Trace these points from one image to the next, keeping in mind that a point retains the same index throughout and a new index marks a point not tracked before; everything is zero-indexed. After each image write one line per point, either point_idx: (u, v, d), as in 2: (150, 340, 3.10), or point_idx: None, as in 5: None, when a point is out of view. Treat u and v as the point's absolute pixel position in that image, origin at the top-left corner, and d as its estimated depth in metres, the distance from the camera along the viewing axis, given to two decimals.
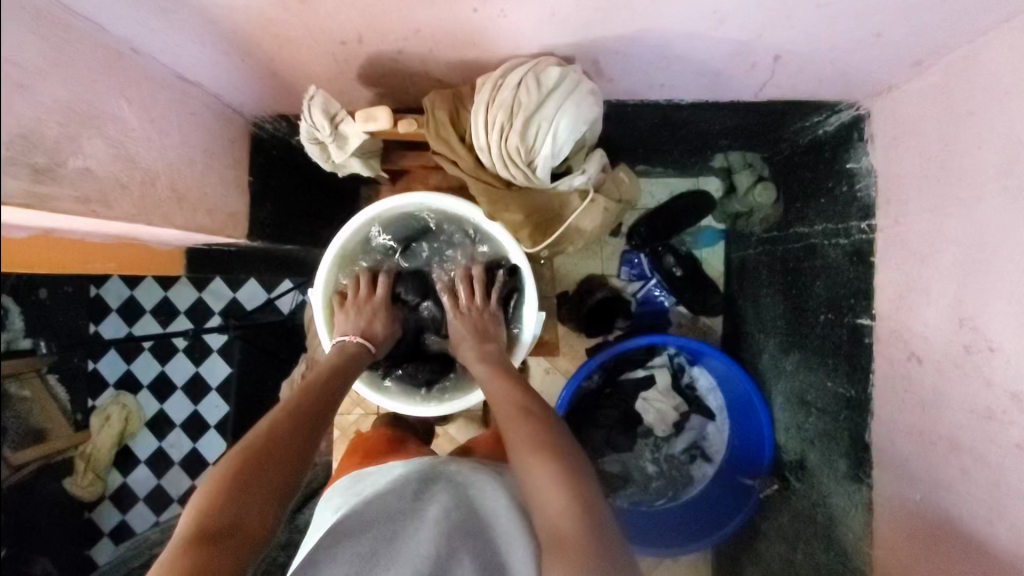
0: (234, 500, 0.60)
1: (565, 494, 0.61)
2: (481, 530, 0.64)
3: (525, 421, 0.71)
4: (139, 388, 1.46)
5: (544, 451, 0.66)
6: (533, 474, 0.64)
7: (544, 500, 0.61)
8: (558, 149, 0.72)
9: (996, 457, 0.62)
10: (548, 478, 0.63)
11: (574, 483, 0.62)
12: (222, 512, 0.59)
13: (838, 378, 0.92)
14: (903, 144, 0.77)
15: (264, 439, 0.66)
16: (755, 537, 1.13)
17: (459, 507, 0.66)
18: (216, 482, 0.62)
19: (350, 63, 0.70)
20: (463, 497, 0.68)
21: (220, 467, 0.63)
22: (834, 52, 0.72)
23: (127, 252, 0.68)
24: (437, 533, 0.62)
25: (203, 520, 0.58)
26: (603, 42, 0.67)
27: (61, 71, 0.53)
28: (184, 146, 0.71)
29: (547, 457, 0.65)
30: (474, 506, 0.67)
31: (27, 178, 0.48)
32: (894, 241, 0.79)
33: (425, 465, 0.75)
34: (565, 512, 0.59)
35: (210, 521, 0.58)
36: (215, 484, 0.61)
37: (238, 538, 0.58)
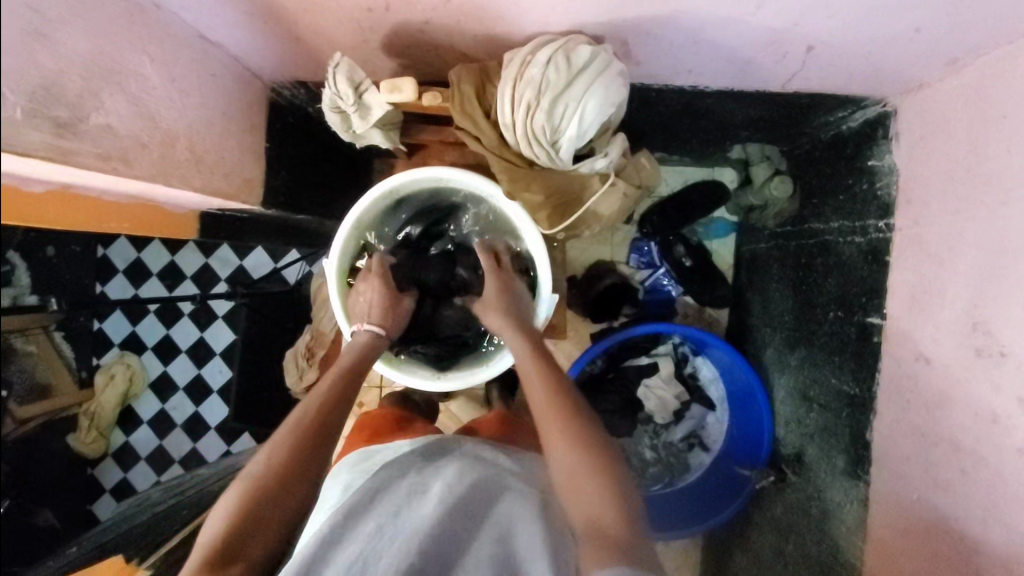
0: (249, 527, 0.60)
1: (581, 466, 0.63)
2: (495, 504, 0.65)
3: (547, 388, 0.72)
4: (144, 349, 1.47)
5: (566, 421, 0.68)
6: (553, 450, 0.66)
7: (568, 471, 0.63)
8: (583, 130, 0.71)
9: (997, 460, 0.63)
10: (570, 455, 0.64)
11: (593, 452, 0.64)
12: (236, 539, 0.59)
13: (842, 376, 0.93)
14: (929, 145, 0.76)
15: (277, 471, 0.64)
16: (745, 526, 1.16)
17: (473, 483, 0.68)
18: (229, 516, 0.61)
19: (375, 31, 0.69)
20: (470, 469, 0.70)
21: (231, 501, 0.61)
22: (868, 46, 0.70)
23: (142, 211, 0.67)
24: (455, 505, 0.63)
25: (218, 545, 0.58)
26: (634, 23, 0.66)
27: (84, 23, 0.52)
28: (204, 108, 0.70)
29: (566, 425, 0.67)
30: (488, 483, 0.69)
31: (50, 131, 0.48)
32: (912, 242, 0.79)
33: (432, 447, 0.78)
34: (591, 481, 0.61)
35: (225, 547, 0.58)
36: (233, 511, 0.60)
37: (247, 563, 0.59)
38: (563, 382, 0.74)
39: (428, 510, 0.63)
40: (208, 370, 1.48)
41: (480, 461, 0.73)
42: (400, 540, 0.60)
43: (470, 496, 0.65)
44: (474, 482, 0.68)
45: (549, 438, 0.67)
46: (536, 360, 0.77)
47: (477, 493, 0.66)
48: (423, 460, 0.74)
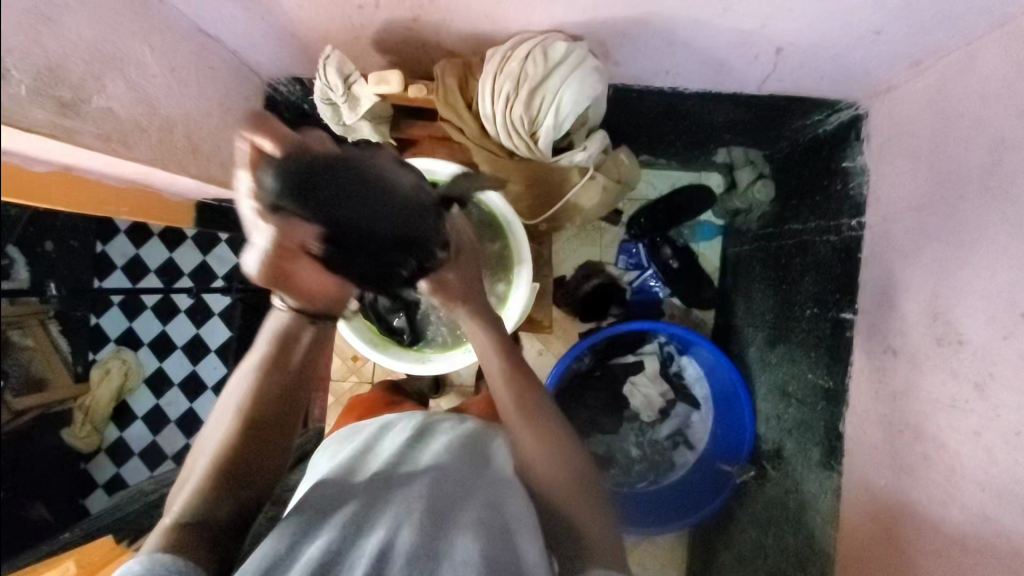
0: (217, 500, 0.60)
1: (576, 496, 0.69)
2: (471, 474, 0.68)
3: (531, 427, 0.71)
4: (139, 344, 1.47)
5: (551, 452, 0.70)
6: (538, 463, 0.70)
7: (556, 500, 0.68)
8: (560, 122, 0.75)
9: (956, 444, 0.65)
10: (560, 487, 0.69)
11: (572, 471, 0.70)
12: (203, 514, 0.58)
13: (818, 370, 0.95)
14: (898, 144, 0.79)
15: (230, 471, 0.61)
16: (727, 523, 1.18)
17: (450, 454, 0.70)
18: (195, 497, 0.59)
19: (366, 28, 0.73)
20: (457, 445, 0.73)
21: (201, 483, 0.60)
22: (834, 48, 0.74)
23: (139, 197, 0.70)
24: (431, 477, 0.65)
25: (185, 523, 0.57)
26: (612, 23, 0.69)
27: (89, 11, 0.55)
28: (201, 98, 0.73)
29: (546, 454, 0.70)
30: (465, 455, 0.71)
31: (54, 110, 0.51)
32: (880, 238, 0.82)
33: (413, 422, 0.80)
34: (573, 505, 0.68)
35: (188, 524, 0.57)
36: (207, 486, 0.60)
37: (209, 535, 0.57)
38: (541, 412, 0.73)
39: (415, 481, 0.65)
40: (204, 367, 1.52)
41: (467, 435, 0.76)
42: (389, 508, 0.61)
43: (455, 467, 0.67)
44: (460, 456, 0.70)
45: (535, 468, 0.70)
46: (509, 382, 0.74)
47: (463, 463, 0.69)
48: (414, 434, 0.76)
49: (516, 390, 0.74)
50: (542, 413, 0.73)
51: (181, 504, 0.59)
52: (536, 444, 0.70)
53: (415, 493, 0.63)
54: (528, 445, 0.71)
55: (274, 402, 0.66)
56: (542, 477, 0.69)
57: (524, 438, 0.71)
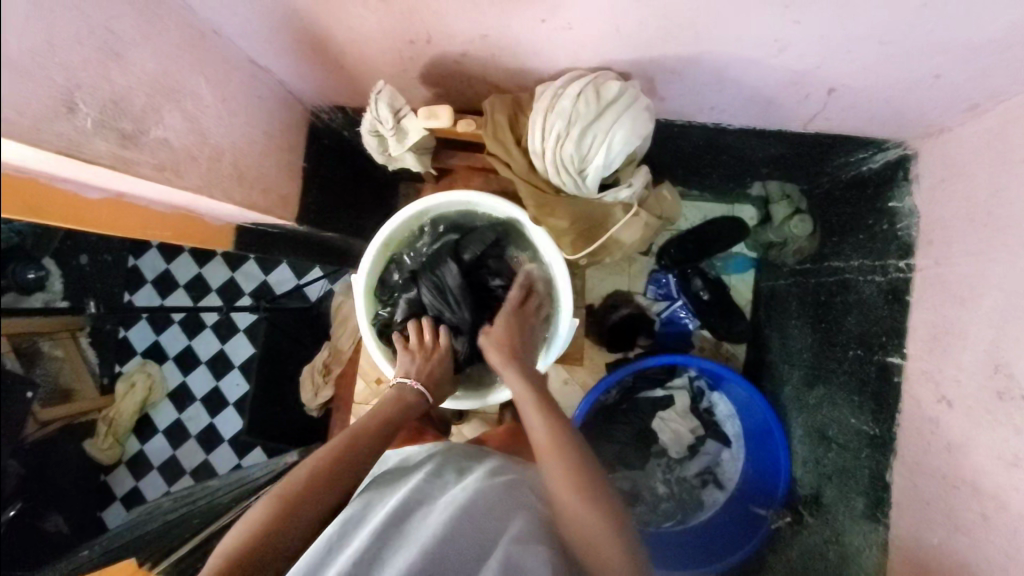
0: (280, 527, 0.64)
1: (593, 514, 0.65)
2: (489, 516, 0.67)
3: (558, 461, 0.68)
4: (165, 359, 1.52)
5: (585, 489, 0.67)
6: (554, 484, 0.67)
7: (583, 535, 0.65)
8: (609, 161, 0.73)
9: (1019, 505, 0.61)
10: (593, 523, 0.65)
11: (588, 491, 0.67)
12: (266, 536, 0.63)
13: (862, 416, 0.92)
14: (951, 187, 0.77)
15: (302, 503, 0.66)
16: (760, 568, 1.13)
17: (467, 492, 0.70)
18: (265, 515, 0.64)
19: (415, 61, 0.73)
20: (478, 483, 0.73)
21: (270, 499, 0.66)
22: (888, 90, 0.72)
23: (183, 221, 0.71)
24: (446, 515, 0.65)
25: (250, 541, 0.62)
26: (662, 61, 0.69)
27: (152, 45, 0.56)
28: (250, 127, 0.74)
29: (577, 489, 0.67)
30: (484, 492, 0.71)
31: (115, 142, 0.52)
32: (933, 282, 0.79)
33: (438, 456, 0.81)
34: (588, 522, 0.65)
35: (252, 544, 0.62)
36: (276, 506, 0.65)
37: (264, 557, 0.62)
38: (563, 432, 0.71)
39: (432, 517, 0.66)
40: (226, 383, 1.53)
41: (477, 472, 0.77)
42: (402, 547, 0.62)
43: (475, 500, 0.69)
44: (480, 489, 0.71)
45: (567, 506, 0.67)
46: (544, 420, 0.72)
47: (482, 502, 0.69)
48: (434, 471, 0.77)
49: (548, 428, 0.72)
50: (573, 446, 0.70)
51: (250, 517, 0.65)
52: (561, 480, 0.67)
53: (429, 526, 0.64)
54: (557, 484, 0.67)
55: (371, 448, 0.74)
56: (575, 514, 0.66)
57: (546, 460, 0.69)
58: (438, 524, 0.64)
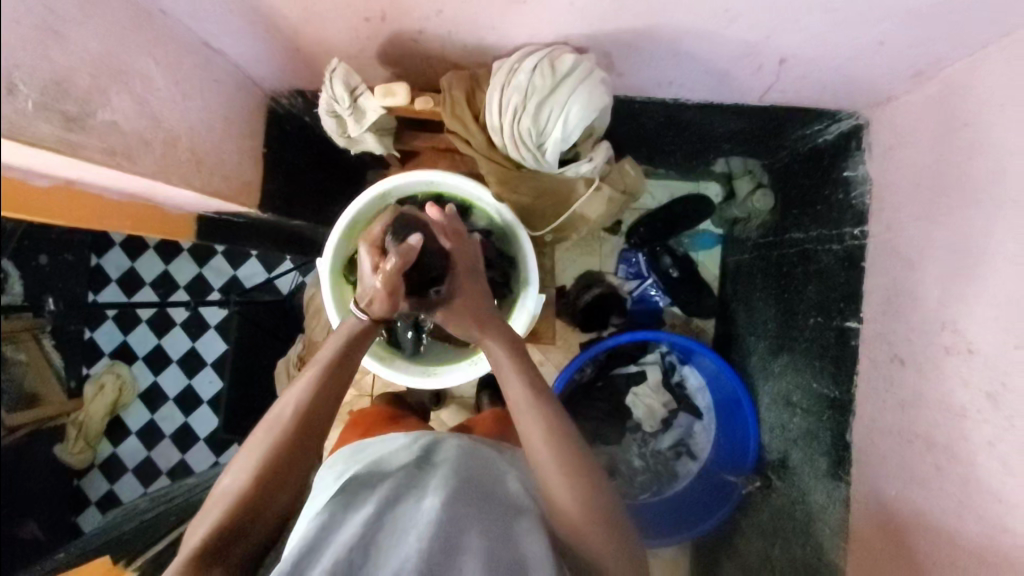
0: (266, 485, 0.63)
1: (581, 492, 0.65)
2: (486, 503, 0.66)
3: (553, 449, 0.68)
4: (134, 358, 1.49)
5: (574, 479, 0.66)
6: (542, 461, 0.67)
7: (568, 512, 0.65)
8: (567, 134, 0.75)
9: (968, 454, 0.65)
10: (573, 501, 0.65)
11: (576, 470, 0.67)
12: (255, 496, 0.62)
13: (823, 379, 0.95)
14: (899, 154, 0.80)
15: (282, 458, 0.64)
16: (732, 534, 1.18)
17: (458, 477, 0.69)
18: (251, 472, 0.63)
19: (372, 40, 0.72)
20: (466, 470, 0.72)
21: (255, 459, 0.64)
22: (835, 60, 0.74)
23: (140, 209, 0.69)
24: (441, 500, 0.63)
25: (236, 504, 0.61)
26: (618, 35, 0.69)
27: (94, 23, 0.55)
28: (205, 111, 0.72)
29: (573, 486, 0.65)
30: (476, 480, 0.70)
31: (59, 125, 0.50)
32: (883, 247, 0.82)
33: (426, 440, 0.81)
34: (577, 500, 0.65)
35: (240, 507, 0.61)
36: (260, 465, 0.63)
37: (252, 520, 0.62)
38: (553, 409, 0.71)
39: (426, 500, 0.64)
40: (199, 381, 1.50)
41: (466, 458, 0.76)
42: (398, 533, 0.60)
43: (463, 488, 0.67)
44: (467, 476, 0.70)
45: (553, 495, 0.66)
46: (531, 396, 0.72)
47: (473, 487, 0.68)
48: (420, 457, 0.76)
49: (544, 413, 0.70)
50: (561, 425, 0.70)
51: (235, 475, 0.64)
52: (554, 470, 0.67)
53: (425, 512, 0.62)
54: (545, 462, 0.67)
55: (323, 412, 0.69)
56: (567, 510, 0.65)
57: (532, 432, 0.69)
58: (434, 508, 0.61)
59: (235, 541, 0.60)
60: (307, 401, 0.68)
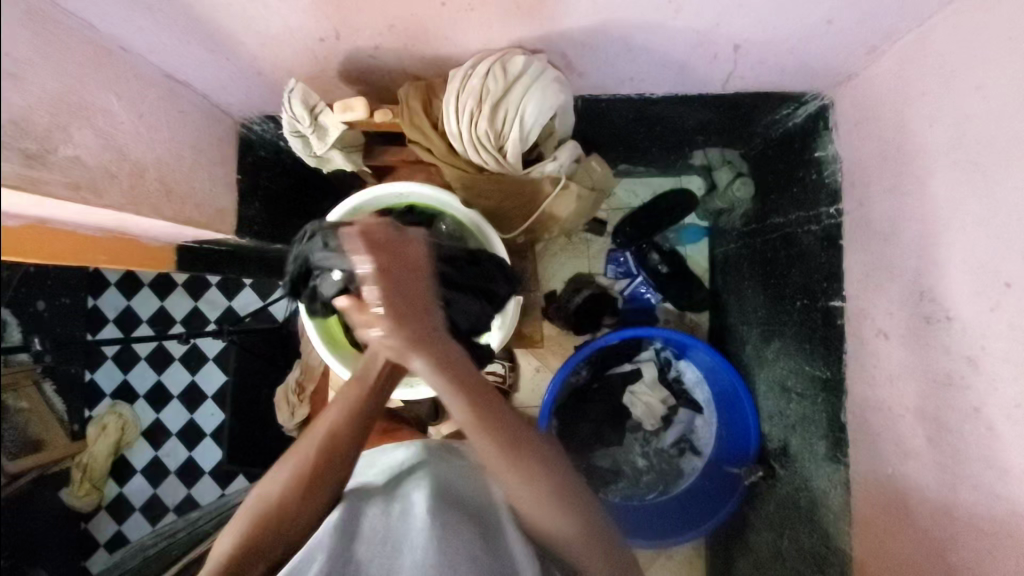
0: (286, 517, 0.67)
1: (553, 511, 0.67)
2: (477, 517, 0.72)
3: (525, 481, 0.66)
4: (135, 397, 1.49)
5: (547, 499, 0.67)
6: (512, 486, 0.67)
7: (544, 525, 0.68)
8: (525, 134, 0.76)
9: (958, 424, 0.64)
10: (550, 520, 0.67)
11: (545, 490, 0.67)
12: (277, 531, 0.67)
13: (814, 362, 0.94)
14: (864, 130, 0.80)
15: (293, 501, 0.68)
16: (743, 528, 1.16)
17: (449, 492, 0.74)
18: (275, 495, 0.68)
19: (331, 60, 0.74)
20: (453, 484, 0.77)
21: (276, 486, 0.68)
22: (789, 42, 0.75)
23: (118, 243, 0.73)
24: (433, 511, 0.69)
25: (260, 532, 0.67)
26: (569, 35, 0.70)
27: (52, 64, 0.56)
28: (173, 142, 0.74)
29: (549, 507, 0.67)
30: (466, 497, 0.75)
31: (20, 162, 0.51)
32: (859, 223, 0.82)
33: (425, 450, 0.85)
34: (550, 516, 0.67)
35: (265, 535, 0.67)
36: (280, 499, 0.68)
37: (272, 551, 0.68)
38: (515, 434, 0.67)
39: (420, 512, 0.69)
40: (200, 414, 1.50)
41: (453, 469, 0.81)
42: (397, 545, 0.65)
43: (453, 503, 0.72)
44: (453, 491, 0.75)
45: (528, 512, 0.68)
46: (483, 428, 0.65)
47: (465, 503, 0.73)
48: (415, 468, 0.81)
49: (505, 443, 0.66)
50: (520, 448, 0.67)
51: (252, 499, 0.69)
52: (527, 498, 0.67)
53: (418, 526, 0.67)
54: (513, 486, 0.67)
55: (344, 435, 0.70)
56: (545, 526, 0.68)
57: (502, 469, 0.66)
58: (427, 519, 0.67)
59: (254, 560, 0.67)
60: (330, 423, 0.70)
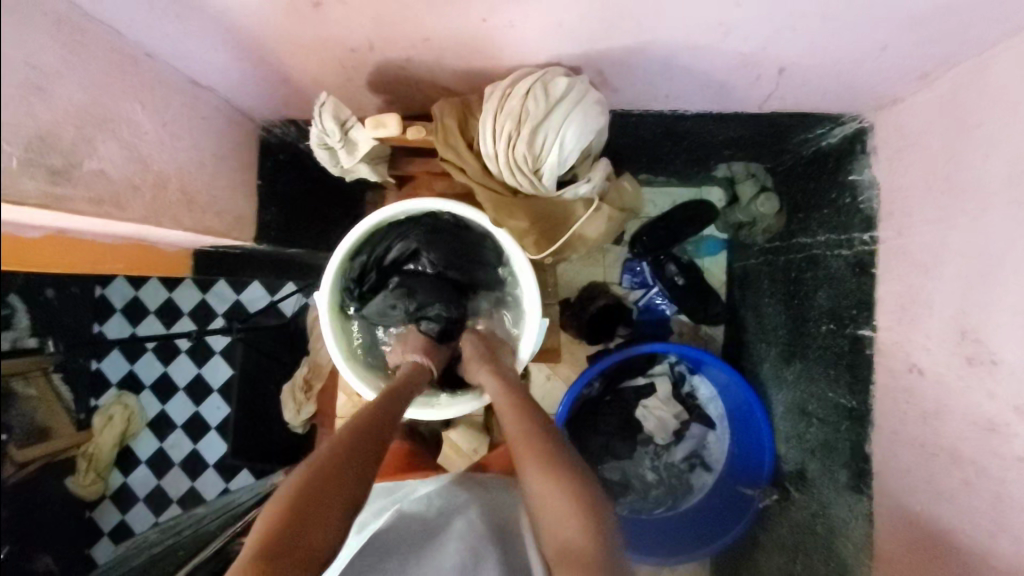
0: (320, 488, 0.64)
1: (573, 509, 0.65)
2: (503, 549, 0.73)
3: (566, 501, 0.65)
4: (141, 388, 1.47)
5: (573, 496, 0.65)
6: (543, 493, 0.67)
7: (566, 538, 0.63)
8: (563, 158, 0.73)
9: (998, 470, 0.62)
10: (571, 528, 0.63)
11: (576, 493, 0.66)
12: (305, 510, 0.62)
13: (839, 389, 0.93)
14: (907, 159, 0.78)
15: (325, 476, 0.65)
16: (752, 548, 1.15)
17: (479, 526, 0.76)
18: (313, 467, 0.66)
19: (361, 69, 0.71)
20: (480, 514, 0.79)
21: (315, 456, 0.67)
22: (837, 66, 0.72)
23: (135, 251, 0.70)
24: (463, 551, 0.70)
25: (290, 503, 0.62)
26: (610, 53, 0.68)
27: (79, 73, 0.54)
28: (196, 149, 0.71)
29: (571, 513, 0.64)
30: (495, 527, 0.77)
31: (45, 179, 0.49)
32: (896, 253, 0.80)
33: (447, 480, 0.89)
34: (572, 522, 0.63)
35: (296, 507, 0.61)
36: (317, 467, 0.65)
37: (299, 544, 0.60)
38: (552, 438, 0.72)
39: (450, 552, 0.70)
40: (206, 408, 1.50)
41: (479, 498, 0.84)
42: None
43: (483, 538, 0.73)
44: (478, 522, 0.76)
45: (548, 515, 0.66)
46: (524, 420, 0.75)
47: (493, 534, 0.75)
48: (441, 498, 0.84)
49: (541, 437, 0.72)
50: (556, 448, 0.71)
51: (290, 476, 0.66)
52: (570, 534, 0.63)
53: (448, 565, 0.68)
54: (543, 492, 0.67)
55: (370, 421, 0.74)
56: (566, 538, 0.63)
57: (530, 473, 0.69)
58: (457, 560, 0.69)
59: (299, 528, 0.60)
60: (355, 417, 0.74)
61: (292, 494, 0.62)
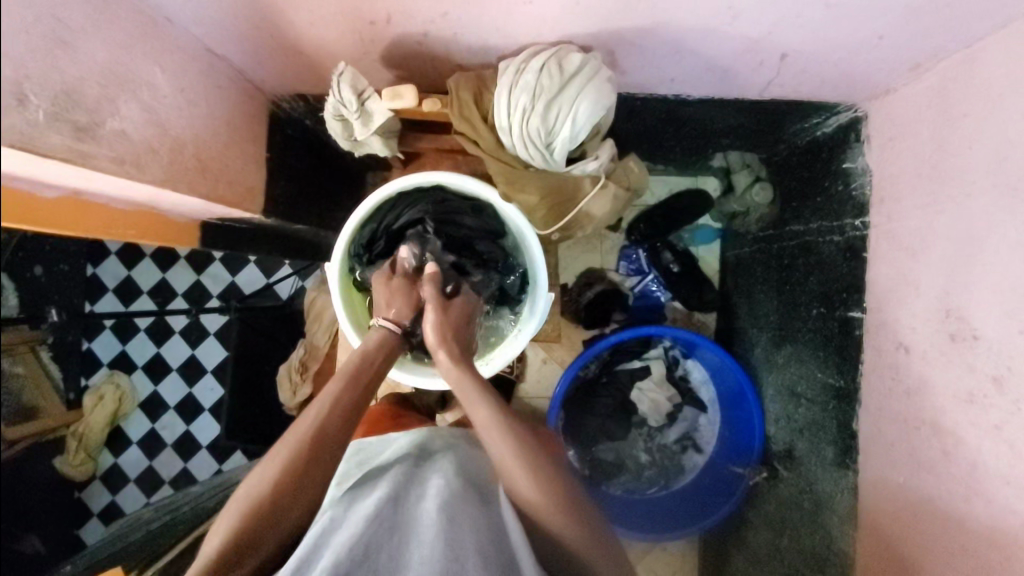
0: (282, 497, 0.64)
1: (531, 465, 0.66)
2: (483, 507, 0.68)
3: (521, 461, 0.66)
4: (133, 368, 1.46)
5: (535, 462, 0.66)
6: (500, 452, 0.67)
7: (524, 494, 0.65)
8: (576, 132, 0.75)
9: (975, 439, 0.66)
10: (529, 489, 0.65)
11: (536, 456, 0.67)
12: (260, 526, 0.63)
13: (827, 370, 0.96)
14: (899, 147, 0.81)
15: (278, 493, 0.64)
16: (739, 527, 1.19)
17: (460, 483, 0.71)
18: (273, 474, 0.65)
19: (375, 44, 0.72)
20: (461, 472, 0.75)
21: (272, 465, 0.65)
22: (837, 54, 0.75)
23: (147, 219, 0.70)
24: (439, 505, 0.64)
25: (250, 515, 0.63)
26: (621, 32, 0.70)
27: (101, 33, 0.55)
28: (211, 117, 0.72)
29: (535, 477, 0.65)
30: (476, 486, 0.72)
31: (70, 134, 0.51)
32: (887, 237, 0.83)
33: (424, 440, 0.86)
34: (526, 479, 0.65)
35: (256, 519, 0.63)
36: (276, 477, 0.65)
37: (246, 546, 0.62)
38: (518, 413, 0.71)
39: (426, 505, 0.65)
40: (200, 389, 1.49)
41: (461, 459, 0.80)
42: (400, 532, 0.62)
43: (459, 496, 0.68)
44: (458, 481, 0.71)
45: (506, 473, 0.66)
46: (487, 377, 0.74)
47: (473, 493, 0.70)
48: (420, 457, 0.80)
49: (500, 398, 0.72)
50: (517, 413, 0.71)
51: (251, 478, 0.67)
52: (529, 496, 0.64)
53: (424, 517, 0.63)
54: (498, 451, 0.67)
55: (335, 417, 0.69)
56: (525, 495, 0.65)
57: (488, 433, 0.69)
58: (432, 512, 0.63)
59: (249, 555, 0.63)
60: (316, 426, 0.68)
61: (249, 507, 0.63)
